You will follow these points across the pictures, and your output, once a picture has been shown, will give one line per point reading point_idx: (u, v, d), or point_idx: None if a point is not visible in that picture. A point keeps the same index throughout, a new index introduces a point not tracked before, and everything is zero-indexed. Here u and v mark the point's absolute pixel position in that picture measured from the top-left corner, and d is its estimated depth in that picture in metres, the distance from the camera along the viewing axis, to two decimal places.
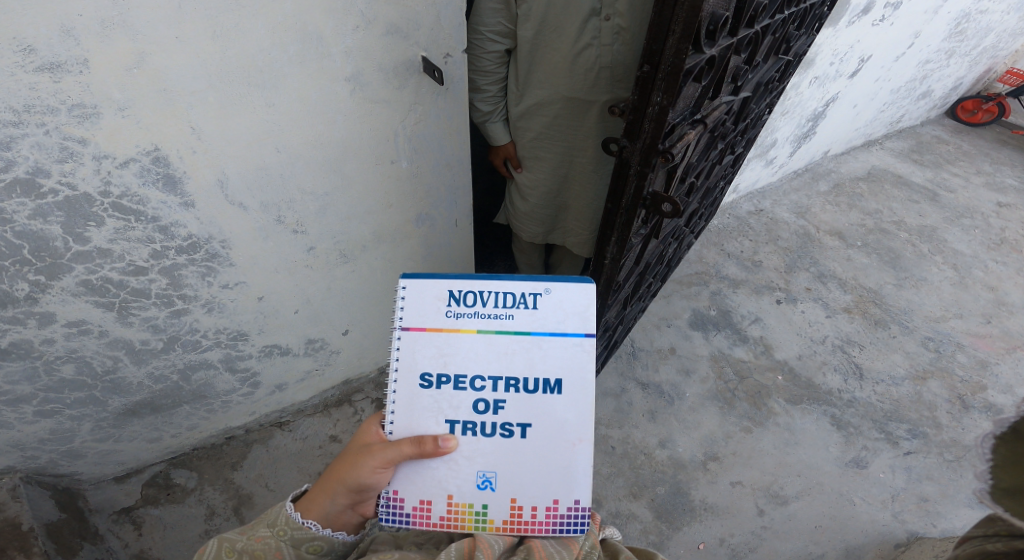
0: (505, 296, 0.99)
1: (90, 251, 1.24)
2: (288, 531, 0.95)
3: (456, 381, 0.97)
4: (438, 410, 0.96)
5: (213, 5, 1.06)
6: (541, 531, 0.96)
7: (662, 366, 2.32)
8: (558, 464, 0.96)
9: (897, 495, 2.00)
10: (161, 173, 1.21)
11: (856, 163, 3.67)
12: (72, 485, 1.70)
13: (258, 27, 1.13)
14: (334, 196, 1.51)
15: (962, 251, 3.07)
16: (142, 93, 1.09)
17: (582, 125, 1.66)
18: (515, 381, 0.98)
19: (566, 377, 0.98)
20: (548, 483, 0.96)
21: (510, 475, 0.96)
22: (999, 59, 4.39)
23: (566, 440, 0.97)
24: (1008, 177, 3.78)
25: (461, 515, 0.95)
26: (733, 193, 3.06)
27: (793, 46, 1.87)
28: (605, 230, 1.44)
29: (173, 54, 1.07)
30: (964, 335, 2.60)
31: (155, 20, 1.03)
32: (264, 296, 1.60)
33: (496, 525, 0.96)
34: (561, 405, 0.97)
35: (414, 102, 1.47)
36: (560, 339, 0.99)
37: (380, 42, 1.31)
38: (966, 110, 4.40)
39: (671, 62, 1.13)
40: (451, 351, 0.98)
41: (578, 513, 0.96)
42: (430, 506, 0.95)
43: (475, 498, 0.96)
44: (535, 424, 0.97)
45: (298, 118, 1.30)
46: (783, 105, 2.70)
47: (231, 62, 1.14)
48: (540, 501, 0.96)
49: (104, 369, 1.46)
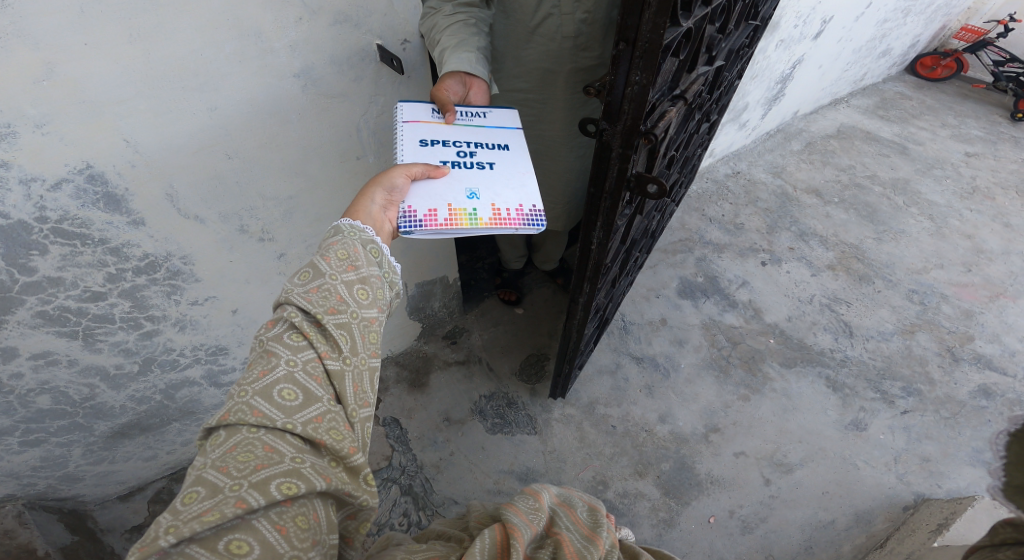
0: (467, 109, 1.29)
1: (40, 281, 1.15)
2: (355, 233, 0.97)
3: (444, 143, 1.20)
4: (433, 157, 1.17)
5: (124, 5, 0.96)
6: (516, 223, 1.10)
7: (655, 339, 2.28)
8: (518, 184, 1.17)
9: (900, 457, 2.00)
10: (101, 191, 1.11)
11: (827, 121, 3.62)
12: (77, 508, 1.63)
13: (184, 26, 1.03)
14: (300, 198, 1.43)
15: (937, 202, 3.06)
16: (61, 107, 0.98)
17: (551, 97, 1.68)
18: (482, 144, 1.23)
19: (513, 143, 1.25)
20: (516, 194, 1.15)
21: (489, 190, 1.14)
22: (953, 16, 4.36)
23: (520, 173, 1.19)
24: (973, 127, 3.79)
25: (458, 216, 1.08)
26: (711, 157, 2.99)
27: (761, 10, 1.80)
28: (590, 216, 1.38)
29: (88, 61, 0.97)
30: (947, 286, 2.59)
31: (60, 26, 0.92)
32: (239, 308, 1.53)
33: (484, 221, 1.09)
34: (513, 155, 1.22)
35: (375, 93, 1.39)
36: (504, 127, 1.28)
37: (328, 33, 1.22)
38: (926, 66, 4.36)
39: (648, 38, 1.05)
40: (438, 128, 1.23)
41: (537, 212, 1.13)
42: (434, 212, 1.08)
43: (466, 205, 1.10)
44: (499, 163, 1.20)
45: (245, 121, 1.21)
46: (752, 70, 2.64)
47: (160, 65, 1.04)
48: (510, 204, 1.12)
49: (81, 397, 1.38)
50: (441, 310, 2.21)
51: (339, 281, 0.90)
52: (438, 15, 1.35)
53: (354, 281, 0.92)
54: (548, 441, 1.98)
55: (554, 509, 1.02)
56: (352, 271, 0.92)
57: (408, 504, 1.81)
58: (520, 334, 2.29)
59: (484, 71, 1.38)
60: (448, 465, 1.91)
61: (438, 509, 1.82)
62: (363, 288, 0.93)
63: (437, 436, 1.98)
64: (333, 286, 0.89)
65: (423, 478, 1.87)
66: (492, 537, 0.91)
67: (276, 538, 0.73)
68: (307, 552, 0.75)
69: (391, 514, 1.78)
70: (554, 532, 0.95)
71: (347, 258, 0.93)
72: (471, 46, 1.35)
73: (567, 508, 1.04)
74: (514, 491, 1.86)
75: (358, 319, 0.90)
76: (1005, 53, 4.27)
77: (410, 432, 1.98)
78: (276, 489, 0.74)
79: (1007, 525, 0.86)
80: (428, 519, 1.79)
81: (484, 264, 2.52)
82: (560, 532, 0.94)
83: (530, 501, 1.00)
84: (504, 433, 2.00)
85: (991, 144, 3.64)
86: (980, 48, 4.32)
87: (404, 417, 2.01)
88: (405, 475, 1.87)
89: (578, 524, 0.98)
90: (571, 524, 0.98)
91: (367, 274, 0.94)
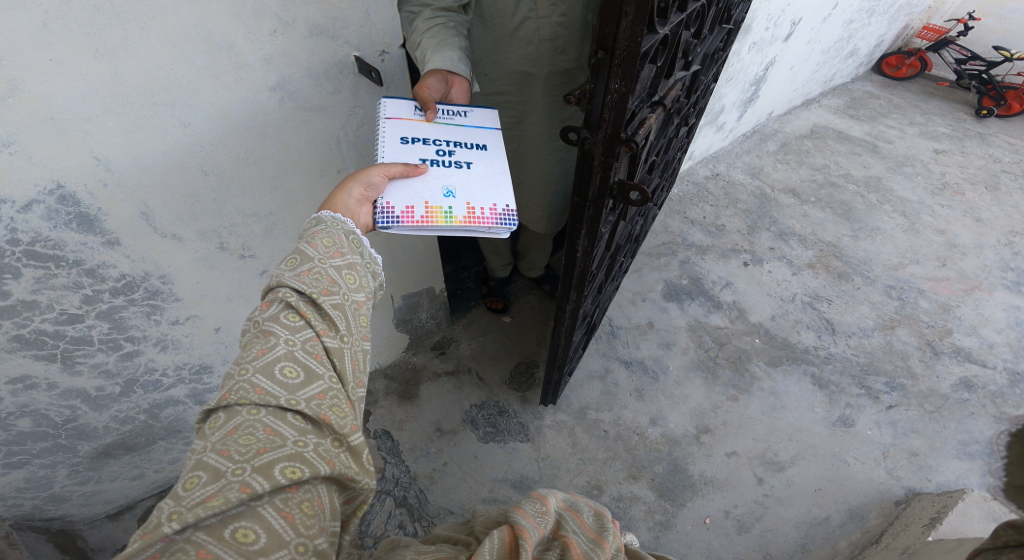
0: (448, 109, 1.29)
1: (14, 305, 1.11)
2: (337, 224, 0.96)
3: (424, 141, 1.20)
4: (413, 154, 1.16)
5: (87, 20, 0.94)
6: (488, 223, 1.10)
7: (642, 342, 2.28)
8: (493, 185, 1.17)
9: (888, 451, 2.01)
10: (74, 212, 1.08)
11: (800, 122, 3.67)
12: (66, 527, 1.58)
13: (151, 40, 1.01)
14: (280, 214, 1.42)
15: (909, 199, 3.12)
16: (27, 125, 0.96)
17: (531, 98, 1.68)
18: (461, 143, 1.23)
19: (491, 143, 1.25)
20: (491, 193, 1.15)
21: (465, 189, 1.14)
22: (915, 16, 4.46)
23: (496, 174, 1.19)
24: (940, 125, 3.87)
25: (434, 213, 1.08)
26: (690, 160, 3.01)
27: (734, 14, 1.82)
28: (574, 224, 1.38)
29: (53, 79, 0.95)
30: (923, 281, 2.63)
31: (22, 43, 0.90)
32: (222, 326, 1.50)
33: (459, 219, 1.08)
34: (491, 156, 1.22)
35: (354, 105, 1.39)
36: (484, 128, 1.28)
37: (304, 45, 1.21)
38: (891, 65, 4.46)
39: (627, 46, 1.06)
40: (420, 125, 1.22)
41: (509, 213, 1.13)
42: (412, 209, 1.07)
43: (442, 203, 1.10)
44: (476, 162, 1.20)
45: (220, 136, 1.19)
46: (727, 73, 2.67)
47: (128, 81, 1.02)
48: (484, 203, 1.13)
49: (63, 419, 1.34)
50: (428, 321, 2.19)
51: (329, 265, 0.89)
52: (421, 19, 1.37)
53: (342, 266, 0.91)
54: (541, 448, 1.97)
55: (560, 513, 1.00)
56: (339, 257, 0.92)
57: (403, 516, 1.79)
58: (508, 342, 2.28)
59: (466, 70, 1.40)
60: (442, 475, 1.89)
61: (433, 520, 1.79)
62: (351, 271, 0.92)
63: (429, 447, 1.95)
64: (323, 269, 0.88)
65: (418, 488, 1.85)
66: (500, 537, 0.90)
67: (282, 525, 0.72)
68: (314, 539, 0.73)
69: (386, 527, 1.76)
70: (562, 534, 0.94)
71: (333, 244, 0.92)
72: (454, 46, 1.38)
73: (572, 512, 1.02)
74: (509, 499, 1.85)
75: (350, 301, 0.90)
76: (966, 51, 4.38)
77: (402, 443, 1.95)
78: (280, 473, 0.73)
79: (1009, 527, 0.87)
80: (424, 530, 1.76)
81: (470, 274, 2.51)
82: (566, 535, 0.93)
83: (536, 504, 0.99)
84: (496, 442, 1.98)
85: (958, 140, 3.73)
86: (942, 47, 4.43)
87: (395, 428, 1.98)
88: (399, 487, 1.84)
89: (584, 528, 0.97)
90: (578, 527, 0.97)
91: (354, 259, 0.94)
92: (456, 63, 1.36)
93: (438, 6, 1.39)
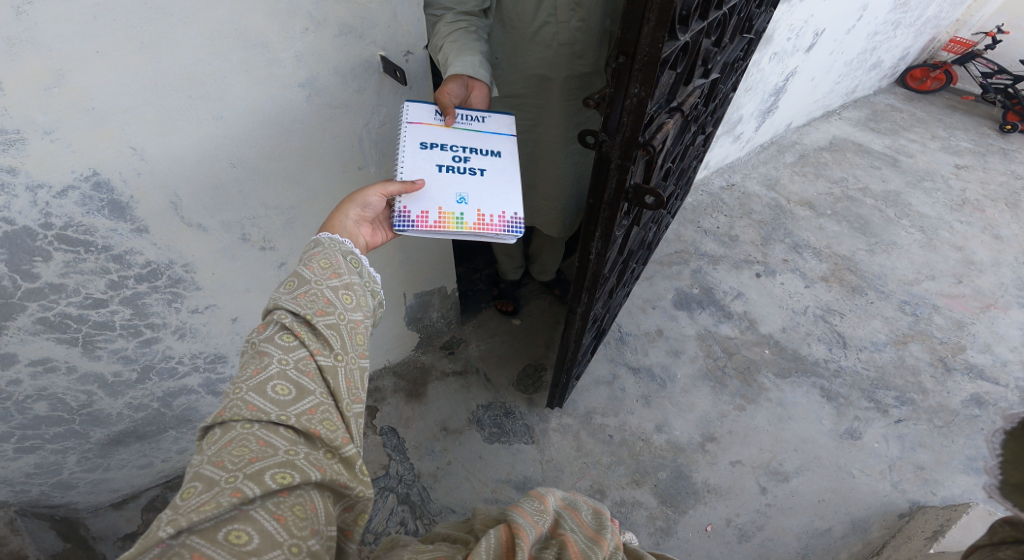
0: (468, 113, 1.30)
1: (43, 287, 1.15)
2: (335, 245, 0.99)
3: (442, 147, 1.22)
4: (430, 159, 1.19)
5: (130, 14, 0.97)
6: (496, 230, 1.13)
7: (650, 349, 2.29)
8: (504, 192, 1.19)
9: (895, 465, 2.01)
10: (106, 199, 1.12)
11: (818, 134, 3.66)
12: (70, 515, 1.62)
13: (191, 35, 1.04)
14: (301, 209, 1.45)
15: (927, 214, 3.10)
16: (68, 114, 1.00)
17: (548, 102, 1.70)
18: (477, 149, 1.25)
19: (505, 150, 1.26)
20: (502, 200, 1.18)
21: (477, 195, 1.17)
22: (941, 30, 4.43)
23: (507, 182, 1.22)
24: (962, 140, 3.84)
25: (447, 219, 1.12)
26: (705, 169, 3.01)
27: (755, 24, 1.83)
28: (588, 227, 1.40)
29: (96, 70, 0.98)
30: (938, 296, 2.62)
31: (70, 34, 0.93)
32: (238, 317, 1.54)
33: (469, 226, 1.12)
34: (504, 163, 1.24)
35: (376, 104, 1.41)
36: (500, 135, 1.29)
37: (332, 44, 1.24)
38: (916, 78, 4.43)
39: (647, 52, 1.08)
40: (439, 130, 1.24)
41: (518, 221, 1.16)
42: (426, 213, 1.11)
43: (454, 209, 1.14)
44: (489, 169, 1.22)
45: (249, 130, 1.22)
46: (745, 83, 2.68)
47: (166, 74, 1.05)
48: (494, 210, 1.16)
49: (79, 403, 1.38)
50: (439, 321, 2.22)
51: (325, 286, 0.92)
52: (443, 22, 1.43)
53: (338, 286, 0.94)
54: (545, 451, 1.98)
55: (559, 512, 1.02)
56: (336, 278, 0.95)
57: (404, 512, 1.81)
58: (518, 343, 2.30)
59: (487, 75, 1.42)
60: (446, 473, 1.91)
61: (435, 518, 1.81)
62: (348, 292, 0.95)
63: (434, 446, 1.97)
64: (319, 289, 0.91)
65: (421, 486, 1.87)
66: (498, 536, 0.92)
67: (275, 528, 0.74)
68: (306, 540, 0.75)
69: (387, 523, 1.78)
70: (560, 533, 0.95)
71: (330, 266, 0.95)
72: (475, 49, 1.40)
73: (571, 511, 1.04)
74: (511, 500, 1.87)
75: (345, 320, 0.92)
76: (992, 65, 4.34)
77: (407, 441, 1.97)
78: (271, 479, 0.75)
79: (1005, 523, 0.87)
80: (425, 527, 1.79)
81: (482, 276, 2.53)
82: (565, 533, 0.95)
83: (535, 502, 1.00)
84: (501, 443, 2.00)
85: (979, 156, 3.69)
86: (969, 60, 4.39)
87: (402, 426, 2.01)
88: (402, 484, 1.87)
89: (582, 526, 0.99)
90: (576, 526, 0.99)
91: (351, 280, 0.97)
92: (477, 68, 1.39)
93: (461, 9, 1.44)
